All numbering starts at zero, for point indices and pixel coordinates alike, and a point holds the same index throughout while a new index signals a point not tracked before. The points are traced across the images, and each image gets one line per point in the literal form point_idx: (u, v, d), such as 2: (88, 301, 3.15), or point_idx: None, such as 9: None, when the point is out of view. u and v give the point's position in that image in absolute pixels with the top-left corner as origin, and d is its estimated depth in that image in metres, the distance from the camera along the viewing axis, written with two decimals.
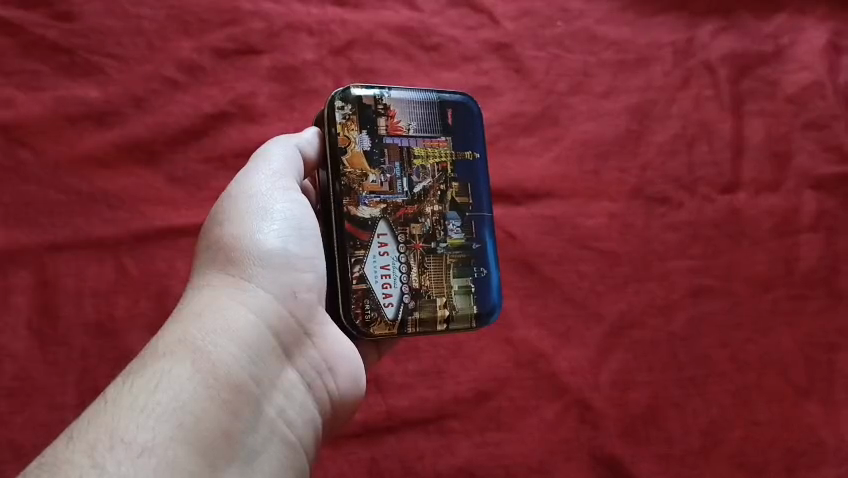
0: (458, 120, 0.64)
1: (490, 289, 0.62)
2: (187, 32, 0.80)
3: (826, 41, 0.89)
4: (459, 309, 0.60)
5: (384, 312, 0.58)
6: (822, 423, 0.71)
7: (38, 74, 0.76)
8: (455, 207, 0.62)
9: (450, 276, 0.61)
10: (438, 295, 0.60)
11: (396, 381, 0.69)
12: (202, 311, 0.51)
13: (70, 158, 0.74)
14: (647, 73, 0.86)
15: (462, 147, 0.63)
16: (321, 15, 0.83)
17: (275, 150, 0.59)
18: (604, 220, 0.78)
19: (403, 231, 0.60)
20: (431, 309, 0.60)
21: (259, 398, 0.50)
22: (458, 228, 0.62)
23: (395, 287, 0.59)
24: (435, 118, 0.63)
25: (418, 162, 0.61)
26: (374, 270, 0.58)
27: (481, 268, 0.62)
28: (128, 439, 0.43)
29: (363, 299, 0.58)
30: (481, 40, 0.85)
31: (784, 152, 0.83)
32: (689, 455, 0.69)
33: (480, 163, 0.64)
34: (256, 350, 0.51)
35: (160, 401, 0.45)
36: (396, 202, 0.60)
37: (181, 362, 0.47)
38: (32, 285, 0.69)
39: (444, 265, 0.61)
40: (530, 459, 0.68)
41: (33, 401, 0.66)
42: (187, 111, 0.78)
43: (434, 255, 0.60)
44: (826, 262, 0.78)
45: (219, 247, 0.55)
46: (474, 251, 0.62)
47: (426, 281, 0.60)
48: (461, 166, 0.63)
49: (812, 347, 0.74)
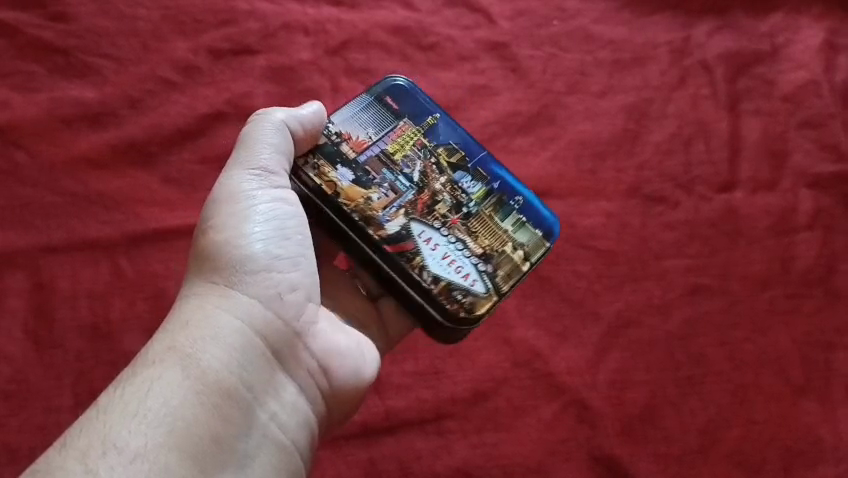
0: (400, 100, 0.64)
1: (537, 207, 0.62)
2: (183, 32, 0.82)
3: (821, 40, 0.89)
4: (526, 241, 0.61)
5: (474, 290, 0.58)
6: (820, 421, 0.70)
7: (33, 75, 0.78)
8: (457, 168, 0.62)
9: (498, 222, 0.61)
10: (503, 245, 0.60)
11: (393, 381, 0.69)
12: (191, 319, 0.51)
13: (65, 159, 0.74)
14: (643, 72, 0.86)
15: (420, 118, 0.64)
16: (316, 15, 0.85)
17: (258, 142, 0.57)
18: (601, 220, 0.78)
19: (435, 219, 0.60)
20: (509, 260, 0.60)
21: (251, 402, 0.50)
22: (471, 181, 0.62)
23: (465, 266, 0.59)
24: (382, 113, 0.63)
25: (398, 155, 0.61)
26: (440, 265, 0.58)
27: (514, 197, 0.62)
28: (120, 446, 0.43)
29: (450, 292, 0.58)
30: (477, 40, 0.86)
31: (780, 151, 0.82)
32: (688, 454, 0.68)
33: (444, 118, 0.64)
34: (245, 355, 0.51)
35: (150, 408, 0.45)
36: (409, 200, 0.60)
37: (170, 368, 0.47)
38: (29, 288, 0.69)
39: (488, 218, 0.61)
40: (528, 460, 0.67)
41: (29, 403, 0.65)
42: (183, 111, 0.78)
43: (473, 217, 0.61)
44: (823, 261, 0.77)
45: (204, 253, 0.54)
46: (498, 188, 0.62)
47: (485, 241, 0.60)
48: (431, 133, 0.63)
49: (809, 346, 0.73)
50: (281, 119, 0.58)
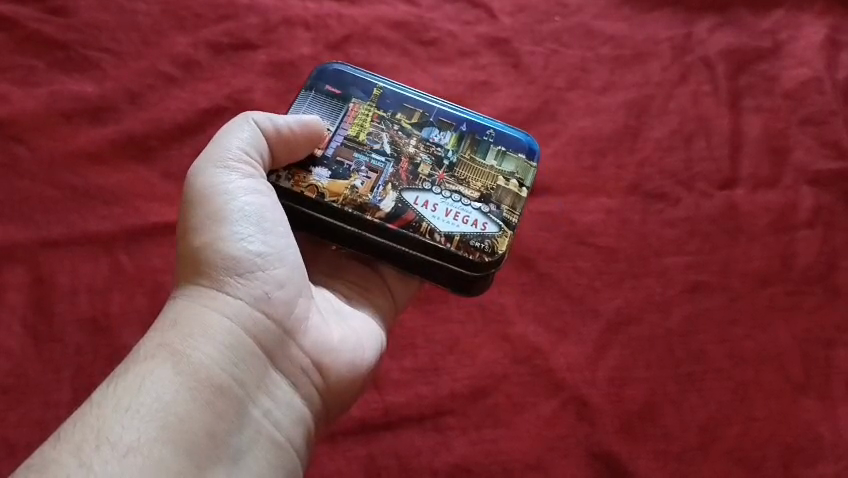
0: (339, 85, 0.63)
1: (507, 134, 0.62)
2: (183, 28, 0.82)
3: (824, 37, 0.89)
4: (513, 169, 0.61)
5: (489, 231, 0.58)
6: (821, 419, 0.70)
7: (33, 70, 0.78)
8: (423, 126, 0.61)
9: (480, 161, 0.61)
10: (494, 180, 0.60)
11: (392, 377, 0.69)
12: (180, 317, 0.50)
13: (65, 154, 0.74)
14: (645, 68, 0.86)
15: (366, 93, 0.62)
16: (317, 10, 0.85)
17: (230, 139, 0.56)
18: (601, 217, 0.77)
19: (424, 182, 0.59)
20: (508, 192, 0.60)
21: (243, 399, 0.50)
22: (439, 133, 0.61)
23: (470, 214, 0.58)
24: (330, 104, 0.62)
25: (362, 135, 0.60)
26: (446, 221, 0.57)
27: (483, 132, 0.62)
28: (114, 440, 0.43)
29: (466, 243, 0.57)
30: (478, 35, 0.86)
31: (781, 148, 0.82)
32: (688, 451, 0.68)
33: (387, 85, 0.63)
34: (237, 351, 0.50)
35: (143, 403, 0.45)
36: (392, 174, 0.59)
37: (162, 365, 0.47)
38: (27, 283, 0.69)
39: (471, 160, 0.60)
40: (528, 457, 0.67)
41: (28, 398, 0.65)
42: (183, 106, 0.78)
43: (455, 165, 0.60)
44: (824, 258, 0.76)
45: (188, 253, 0.53)
46: (466, 129, 0.62)
47: (478, 183, 0.59)
48: (383, 102, 0.62)
49: (809, 343, 0.73)
50: (251, 119, 0.57)
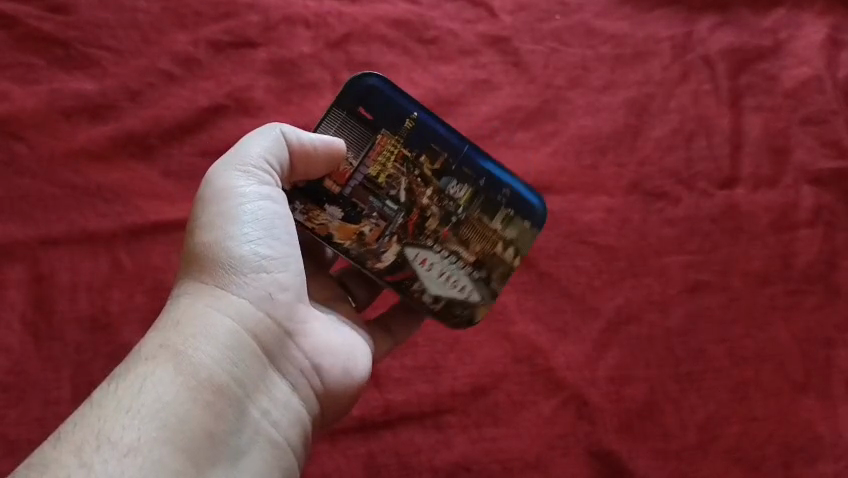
0: (373, 106, 0.55)
1: (524, 200, 0.57)
2: (182, 26, 0.82)
3: (824, 36, 0.89)
4: (518, 239, 0.57)
5: (473, 299, 0.58)
6: (820, 418, 0.70)
7: (33, 67, 0.78)
8: (443, 173, 0.56)
9: (490, 224, 0.57)
10: (495, 248, 0.57)
11: (393, 375, 0.69)
12: (182, 318, 0.50)
13: (64, 151, 0.74)
14: (645, 67, 0.86)
15: (398, 121, 0.55)
16: (317, 8, 0.85)
17: (253, 146, 0.55)
18: (602, 215, 0.77)
19: (428, 239, 0.56)
20: (503, 263, 0.57)
21: (243, 399, 0.50)
22: (457, 184, 0.56)
23: (461, 280, 0.57)
24: (357, 129, 0.56)
25: (381, 176, 0.56)
26: (437, 284, 0.57)
27: (501, 191, 0.57)
28: (114, 440, 0.43)
29: (451, 307, 0.58)
30: (479, 33, 0.86)
31: (782, 147, 0.82)
32: (687, 451, 0.68)
33: (423, 117, 0.56)
34: (238, 352, 0.50)
35: (143, 403, 0.45)
36: (401, 225, 0.56)
37: (164, 365, 0.47)
38: (27, 280, 0.69)
39: (479, 222, 0.56)
40: (526, 455, 0.67)
41: (28, 395, 0.65)
42: (183, 104, 0.78)
43: (464, 224, 0.56)
44: (824, 258, 0.76)
45: (194, 252, 0.53)
46: (485, 185, 0.56)
47: (478, 249, 0.57)
48: (412, 136, 0.56)
49: (809, 343, 0.73)
50: (279, 129, 0.56)
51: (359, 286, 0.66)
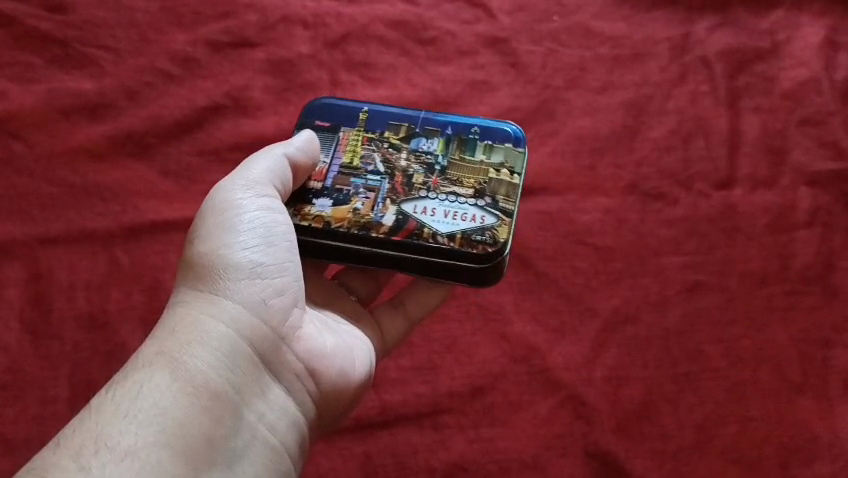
0: (327, 117, 0.65)
1: (493, 128, 0.63)
2: (181, 25, 0.82)
3: (823, 37, 0.89)
4: (503, 160, 0.62)
5: (488, 223, 0.58)
6: (817, 419, 0.69)
7: (31, 66, 0.78)
8: (410, 138, 0.63)
9: (471, 158, 0.62)
10: (485, 176, 0.61)
11: (391, 375, 0.69)
12: (179, 325, 0.50)
13: (62, 150, 0.74)
14: (643, 67, 0.86)
15: (353, 120, 0.64)
16: (316, 8, 0.86)
17: (257, 161, 0.57)
18: (599, 216, 0.78)
19: (419, 191, 0.60)
20: (502, 183, 0.60)
21: (239, 403, 0.50)
22: (426, 141, 0.63)
23: (468, 211, 0.59)
24: (321, 137, 0.63)
25: (356, 160, 0.62)
26: (446, 223, 0.58)
27: (470, 131, 0.63)
28: (112, 444, 0.43)
29: (471, 237, 0.58)
30: (478, 34, 0.87)
31: (779, 148, 0.82)
32: (683, 451, 0.67)
33: (372, 107, 0.65)
34: (233, 357, 0.50)
35: (140, 408, 0.45)
36: (388, 189, 0.60)
37: (160, 372, 0.47)
38: (25, 279, 0.69)
39: (460, 161, 0.61)
40: (524, 454, 0.67)
41: (24, 393, 0.64)
42: (181, 104, 0.78)
43: (447, 169, 0.61)
44: (822, 258, 0.76)
45: (191, 262, 0.54)
46: (452, 132, 0.63)
47: (471, 180, 0.60)
48: (370, 124, 0.64)
49: (806, 343, 0.72)
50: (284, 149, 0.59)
51: (358, 281, 0.68)
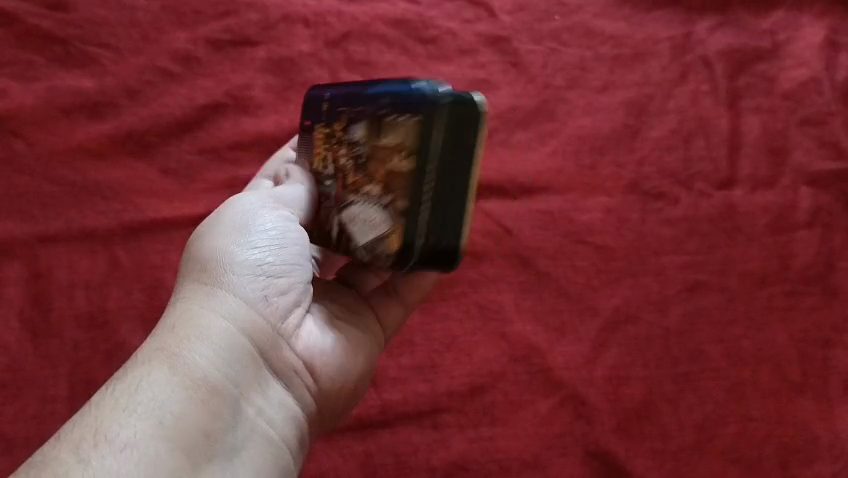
0: (309, 115, 0.62)
1: (410, 93, 0.48)
2: (182, 24, 0.82)
3: (823, 38, 0.89)
4: (394, 143, 0.49)
5: (383, 228, 0.50)
6: (817, 419, 0.69)
7: (31, 64, 0.78)
8: (350, 128, 0.54)
9: (383, 145, 0.50)
10: (381, 168, 0.50)
11: (391, 375, 0.69)
12: (180, 320, 0.50)
13: (63, 149, 0.74)
14: (644, 67, 0.86)
15: (321, 113, 0.60)
16: (317, 7, 0.85)
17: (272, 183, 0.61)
18: (600, 215, 0.78)
19: (349, 194, 0.54)
20: (398, 175, 0.49)
21: (238, 399, 0.49)
22: (358, 128, 0.53)
23: (375, 214, 0.51)
24: (304, 143, 0.62)
25: (319, 164, 0.59)
26: (359, 233, 0.53)
27: (389, 105, 0.50)
28: (111, 437, 0.43)
29: (374, 247, 0.52)
30: (478, 33, 0.87)
31: (779, 148, 0.82)
32: (683, 450, 0.68)
33: (334, 95, 0.58)
34: (234, 353, 0.50)
35: (140, 402, 0.45)
36: (335, 195, 0.57)
37: (160, 366, 0.47)
38: (25, 277, 0.69)
39: (378, 148, 0.51)
40: (524, 454, 0.67)
41: (24, 392, 0.64)
42: (181, 102, 0.78)
43: (366, 161, 0.52)
44: (822, 258, 0.76)
45: (195, 260, 0.54)
46: (380, 106, 0.51)
47: (381, 173, 0.50)
48: (329, 117, 0.58)
49: (806, 343, 0.72)
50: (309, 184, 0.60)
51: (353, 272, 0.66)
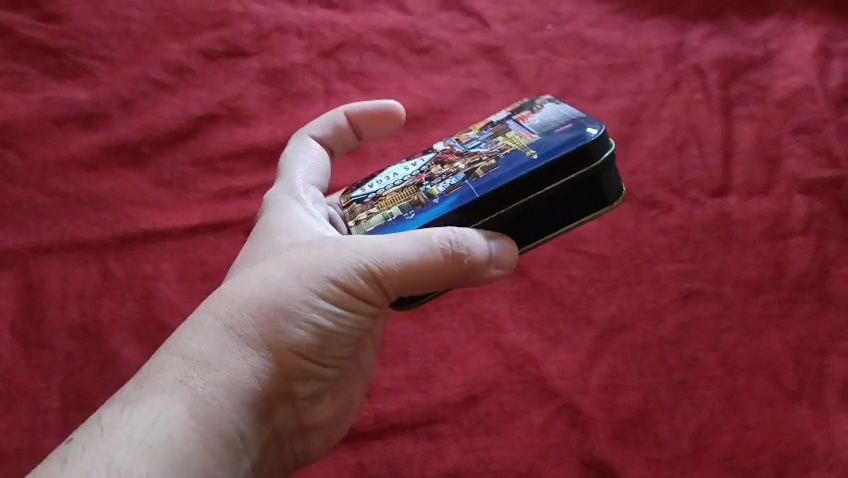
0: (564, 135, 0.52)
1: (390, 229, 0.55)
2: (177, 35, 0.85)
3: (816, 46, 0.90)
4: (372, 217, 0.57)
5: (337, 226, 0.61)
6: (813, 427, 0.67)
7: (25, 76, 0.80)
8: (469, 168, 0.54)
9: (401, 203, 0.56)
10: (378, 208, 0.57)
11: (384, 385, 0.70)
12: (211, 358, 0.50)
13: (56, 159, 0.75)
14: (638, 76, 0.88)
15: (536, 147, 0.52)
16: (310, 18, 0.88)
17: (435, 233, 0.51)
18: (595, 224, 0.79)
19: (419, 175, 0.58)
20: (368, 219, 0.57)
21: (242, 450, 0.52)
22: (447, 183, 0.55)
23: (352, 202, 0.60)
24: (554, 124, 0.54)
25: (499, 135, 0.57)
26: (364, 188, 0.61)
27: (410, 213, 0.55)
28: (124, 473, 0.45)
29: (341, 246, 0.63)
30: (471, 43, 0.89)
31: (774, 156, 0.82)
32: (678, 460, 0.66)
33: (529, 161, 0.51)
34: (253, 410, 0.52)
35: (156, 438, 0.47)
36: (439, 156, 0.59)
37: (180, 405, 0.49)
38: (18, 289, 0.68)
39: (389, 196, 0.58)
40: (519, 464, 0.66)
41: (15, 405, 0.63)
42: (176, 113, 0.79)
43: (417, 188, 0.56)
44: (816, 266, 0.74)
45: (259, 304, 0.52)
46: (433, 200, 0.54)
47: (377, 207, 0.57)
48: (513, 153, 0.53)
49: (802, 352, 0.70)
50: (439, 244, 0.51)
51: None
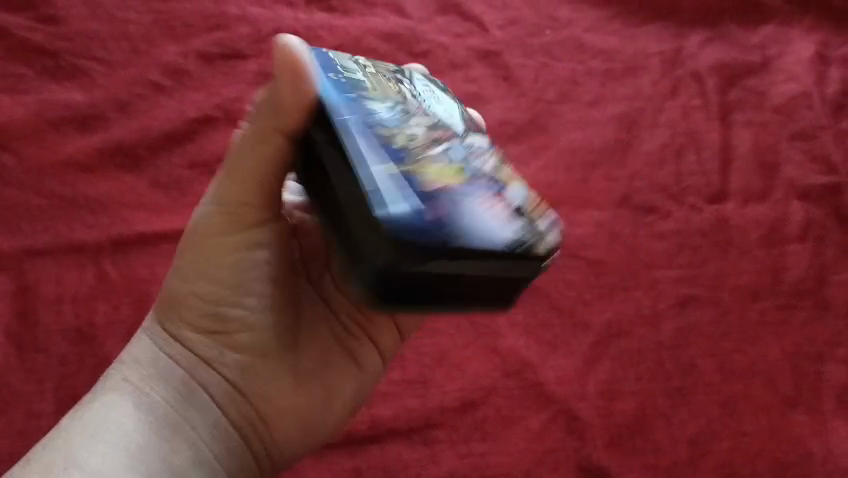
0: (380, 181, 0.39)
1: None
2: (174, 37, 0.83)
3: (813, 52, 0.91)
4: None
5: None
6: (809, 434, 0.69)
7: (22, 78, 0.78)
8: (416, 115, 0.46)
9: None
10: None
11: (380, 389, 0.67)
12: (140, 357, 0.53)
13: (52, 162, 0.74)
14: (636, 82, 0.88)
15: (372, 161, 0.40)
16: (308, 21, 0.87)
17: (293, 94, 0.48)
18: (591, 229, 0.77)
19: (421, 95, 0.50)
20: None
21: (195, 439, 0.51)
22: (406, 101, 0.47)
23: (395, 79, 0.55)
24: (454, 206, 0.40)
25: (483, 185, 0.44)
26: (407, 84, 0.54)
27: None
28: (79, 464, 0.47)
29: None
30: (468, 47, 0.87)
31: (771, 163, 0.82)
32: (675, 466, 0.67)
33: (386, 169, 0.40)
34: (190, 397, 0.52)
35: (105, 431, 0.49)
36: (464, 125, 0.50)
37: (120, 400, 0.51)
38: (13, 292, 0.68)
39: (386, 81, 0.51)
40: (515, 470, 0.66)
41: (9, 408, 0.63)
42: (171, 116, 0.79)
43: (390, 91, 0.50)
44: (813, 272, 0.76)
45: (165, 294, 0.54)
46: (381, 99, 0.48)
47: None
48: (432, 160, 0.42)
49: (798, 357, 0.72)
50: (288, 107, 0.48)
51: None
